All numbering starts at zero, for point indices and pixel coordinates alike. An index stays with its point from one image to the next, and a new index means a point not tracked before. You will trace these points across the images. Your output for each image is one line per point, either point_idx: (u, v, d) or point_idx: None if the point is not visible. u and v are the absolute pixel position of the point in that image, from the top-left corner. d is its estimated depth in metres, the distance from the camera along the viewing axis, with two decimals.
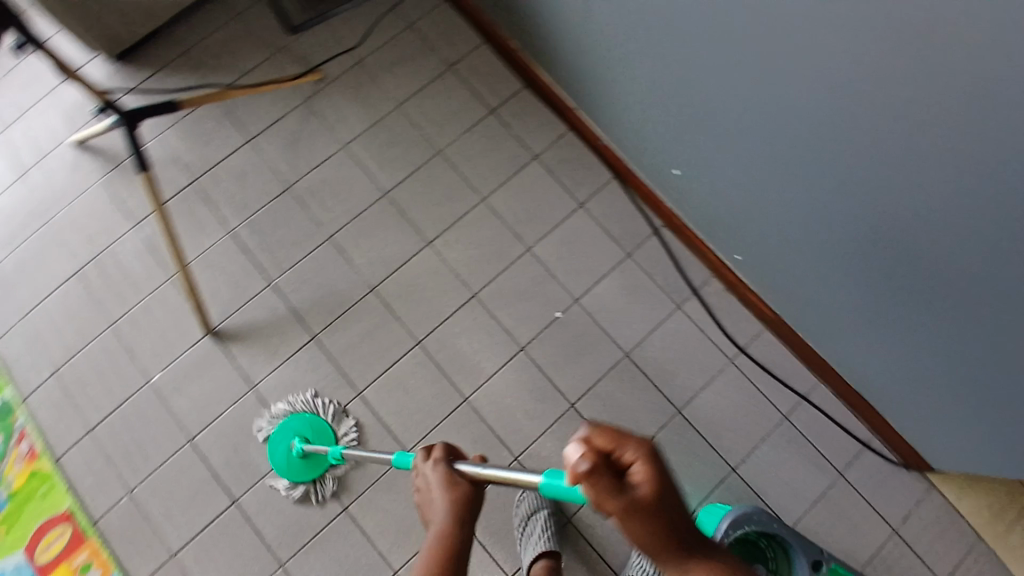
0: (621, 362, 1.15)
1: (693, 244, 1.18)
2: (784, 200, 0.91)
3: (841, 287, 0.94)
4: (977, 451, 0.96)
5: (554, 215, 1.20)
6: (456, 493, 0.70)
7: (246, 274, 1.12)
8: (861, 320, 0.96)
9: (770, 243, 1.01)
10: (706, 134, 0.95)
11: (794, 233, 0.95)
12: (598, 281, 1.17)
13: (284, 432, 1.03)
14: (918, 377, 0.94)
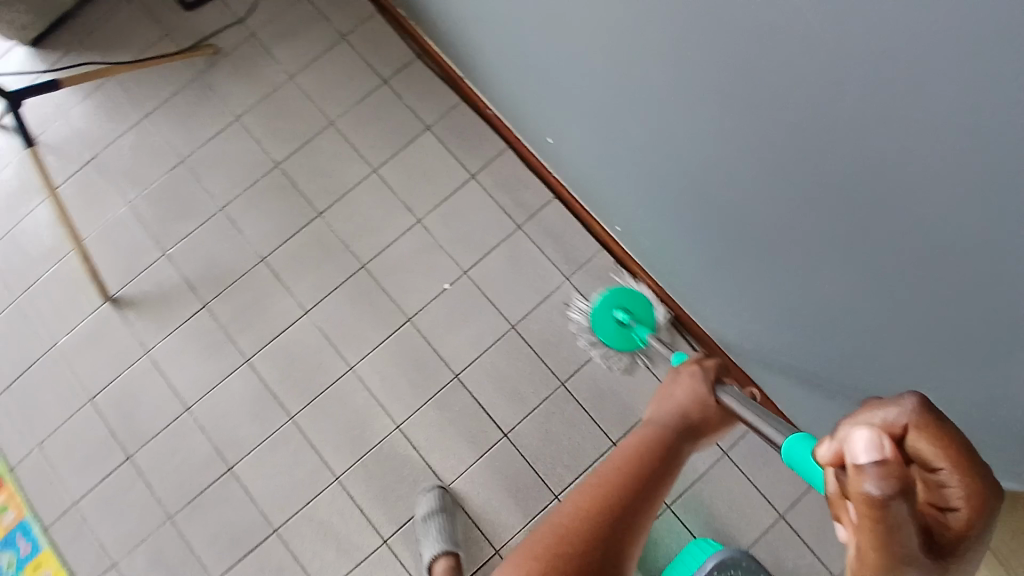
0: (507, 333, 1.14)
1: (582, 216, 1.16)
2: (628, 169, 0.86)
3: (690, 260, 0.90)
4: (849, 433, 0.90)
5: (444, 185, 1.18)
6: (697, 405, 0.77)
7: (143, 246, 1.18)
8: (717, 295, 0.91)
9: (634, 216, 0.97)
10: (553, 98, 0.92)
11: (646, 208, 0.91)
12: (486, 253, 1.16)
13: (624, 295, 1.10)
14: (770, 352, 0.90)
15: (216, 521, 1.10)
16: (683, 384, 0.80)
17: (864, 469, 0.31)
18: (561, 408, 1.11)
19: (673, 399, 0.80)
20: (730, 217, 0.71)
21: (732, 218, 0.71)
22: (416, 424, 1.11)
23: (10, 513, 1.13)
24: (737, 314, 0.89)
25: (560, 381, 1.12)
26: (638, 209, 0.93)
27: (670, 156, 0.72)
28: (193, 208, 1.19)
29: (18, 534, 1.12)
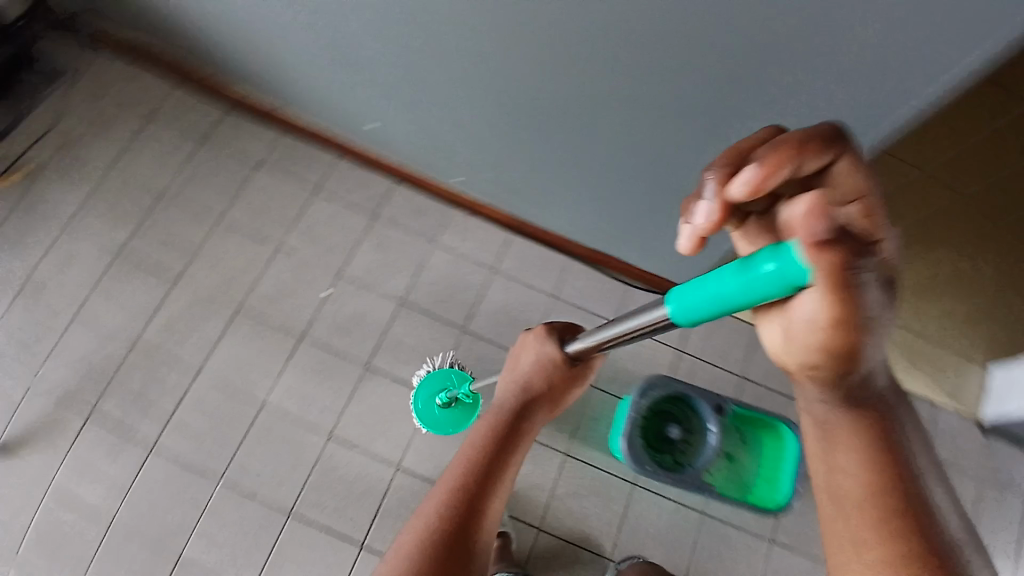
0: (399, 310, 1.22)
1: (427, 187, 1.28)
2: (431, 108, 1.03)
3: (510, 162, 1.09)
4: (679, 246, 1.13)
5: (295, 207, 1.25)
6: (541, 368, 0.85)
7: (9, 381, 1.14)
8: (543, 179, 1.11)
9: (458, 154, 1.14)
10: (348, 77, 1.05)
11: (459, 139, 1.09)
12: (354, 250, 1.24)
13: (431, 384, 1.10)
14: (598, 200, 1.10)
15: None
16: (527, 362, 0.86)
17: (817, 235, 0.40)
18: (471, 348, 1.22)
19: (519, 373, 0.87)
20: (509, 98, 0.91)
21: (510, 96, 0.90)
22: (347, 425, 1.14)
23: None
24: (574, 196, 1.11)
25: (462, 327, 1.23)
26: (458, 148, 1.12)
27: (450, 64, 0.90)
28: (50, 323, 1.17)
29: None
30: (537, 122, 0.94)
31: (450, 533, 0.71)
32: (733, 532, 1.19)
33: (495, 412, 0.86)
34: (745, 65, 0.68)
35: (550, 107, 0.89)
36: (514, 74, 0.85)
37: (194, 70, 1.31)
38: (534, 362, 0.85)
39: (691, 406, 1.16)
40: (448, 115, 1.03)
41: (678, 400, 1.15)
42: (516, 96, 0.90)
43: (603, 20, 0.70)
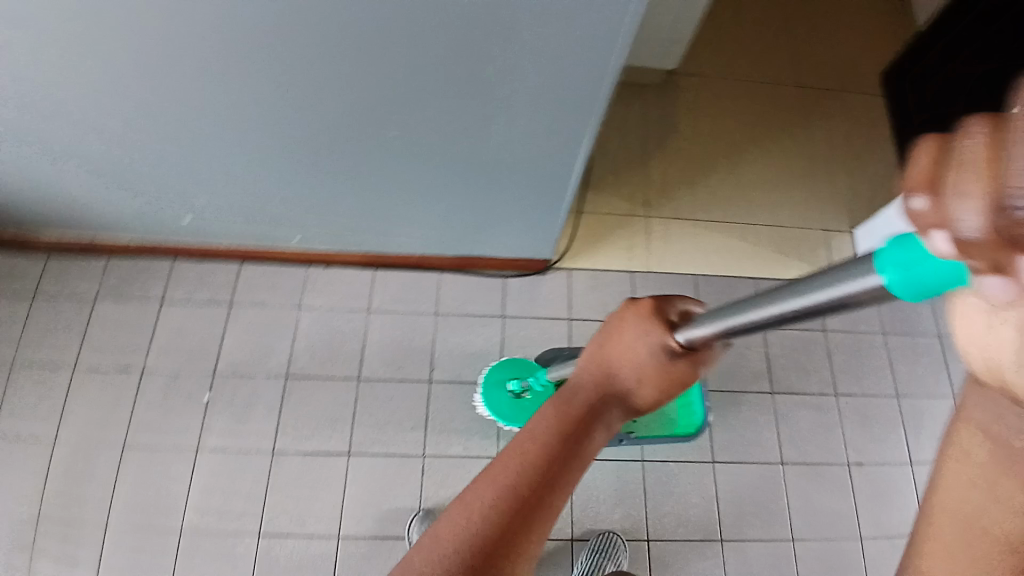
0: (288, 383, 1.19)
1: (270, 257, 1.26)
2: (239, 177, 1.05)
3: (336, 203, 1.12)
4: (522, 224, 1.19)
5: (146, 325, 1.24)
6: (643, 357, 0.53)
7: None
8: (374, 208, 1.13)
9: (286, 215, 1.15)
10: (149, 179, 1.06)
11: (280, 199, 1.11)
12: (223, 342, 1.22)
13: (511, 366, 1.18)
14: (430, 211, 1.14)
15: None
16: (632, 341, 0.52)
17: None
18: (374, 396, 1.20)
19: (606, 356, 0.55)
20: (301, 143, 0.95)
21: (300, 138, 0.95)
22: (275, 513, 1.12)
23: None
24: (412, 215, 1.16)
25: (356, 377, 1.21)
26: (284, 208, 1.13)
27: (230, 127, 0.92)
28: None
29: None
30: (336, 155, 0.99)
31: (472, 566, 0.44)
32: (672, 464, 1.24)
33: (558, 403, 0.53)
34: (465, 42, 0.75)
35: (338, 133, 0.93)
36: (300, 115, 0.90)
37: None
38: (633, 350, 0.54)
39: None
40: (258, 178, 1.05)
41: None
42: (311, 139, 0.95)
43: (335, 41, 0.76)
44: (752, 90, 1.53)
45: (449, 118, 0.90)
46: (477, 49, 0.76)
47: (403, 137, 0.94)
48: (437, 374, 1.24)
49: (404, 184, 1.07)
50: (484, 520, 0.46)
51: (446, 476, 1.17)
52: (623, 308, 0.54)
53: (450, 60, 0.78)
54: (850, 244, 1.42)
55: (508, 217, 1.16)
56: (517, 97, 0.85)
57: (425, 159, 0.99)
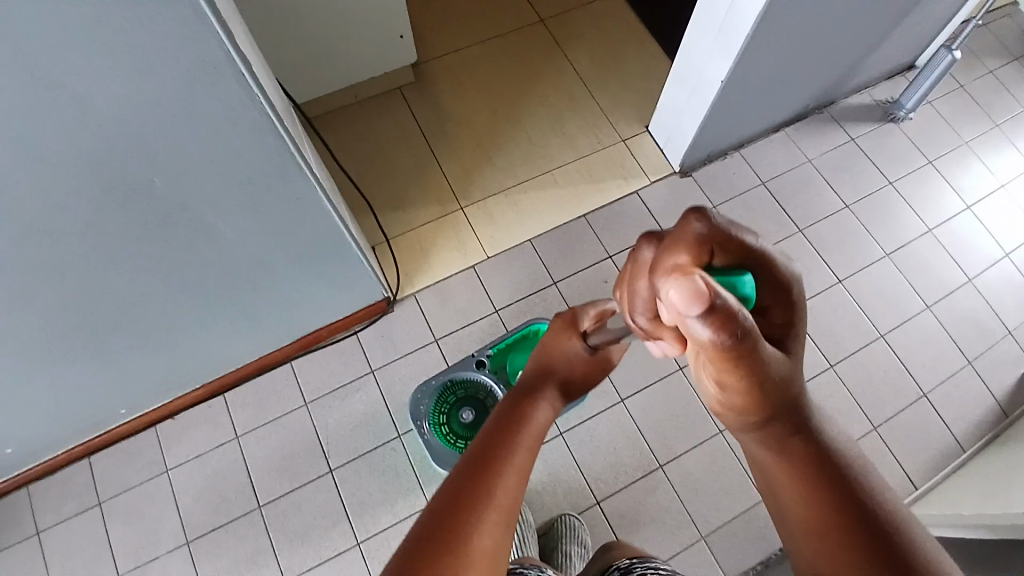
0: (193, 546, 1.14)
1: (117, 436, 1.20)
2: (16, 393, 0.95)
3: (136, 360, 1.04)
4: (334, 286, 1.14)
5: (20, 569, 1.13)
6: (568, 351, 0.78)
7: None
8: (178, 347, 1.06)
9: (98, 394, 1.07)
10: None
11: (78, 386, 1.02)
12: (111, 542, 1.15)
13: (525, 335, 1.20)
14: (234, 320, 1.07)
15: None
16: (556, 339, 0.80)
17: (689, 317, 0.38)
18: (282, 511, 1.16)
19: (543, 359, 0.78)
20: (46, 333, 0.86)
21: (42, 331, 0.86)
22: None
23: None
24: (222, 332, 1.09)
25: (257, 505, 1.17)
26: (90, 390, 1.05)
27: None
28: None
29: None
30: (94, 325, 0.91)
31: (469, 475, 0.53)
32: (588, 422, 1.25)
33: (513, 393, 0.70)
34: (122, 180, 0.68)
35: (78, 307, 0.85)
36: (21, 320, 0.81)
37: None
38: (563, 348, 0.78)
39: (471, 381, 1.18)
40: (36, 383, 0.96)
41: (457, 387, 1.18)
42: (57, 330, 0.87)
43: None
44: (504, 44, 1.53)
45: (176, 247, 0.83)
46: (137, 185, 0.70)
47: (146, 282, 0.88)
48: (335, 461, 1.20)
49: (193, 313, 1.00)
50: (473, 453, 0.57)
51: (386, 549, 1.15)
52: (551, 329, 0.81)
53: (124, 205, 0.72)
54: (649, 142, 1.46)
55: (315, 287, 1.11)
56: (225, 199, 0.79)
57: (183, 283, 0.92)
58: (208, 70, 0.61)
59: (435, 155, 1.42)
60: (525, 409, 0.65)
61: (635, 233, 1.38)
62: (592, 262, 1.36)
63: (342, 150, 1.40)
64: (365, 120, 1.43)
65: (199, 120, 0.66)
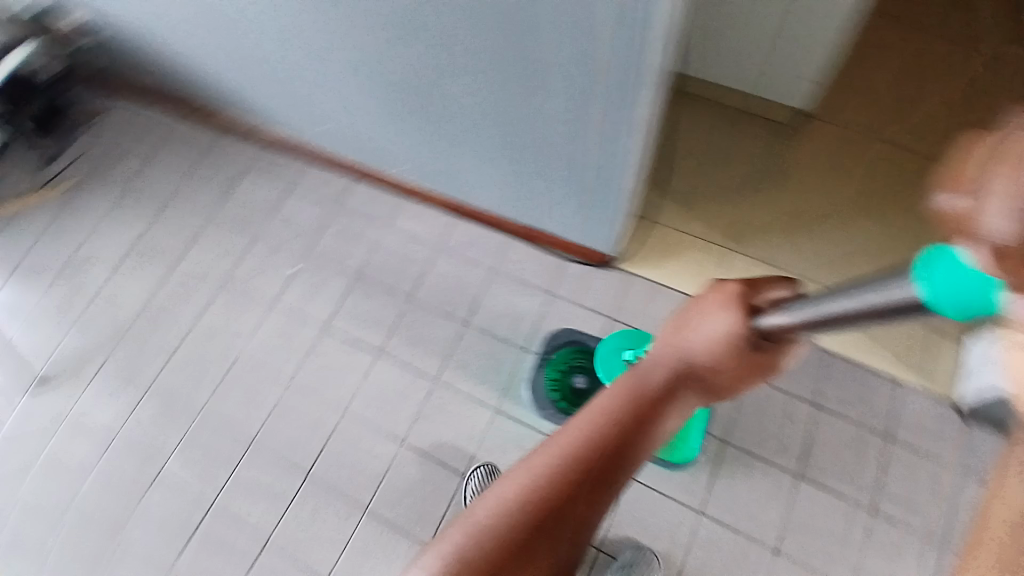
0: (354, 284, 1.40)
1: (379, 181, 1.47)
2: (360, 106, 1.21)
3: (433, 149, 1.26)
4: (587, 212, 1.23)
5: (270, 203, 1.48)
6: (716, 338, 0.61)
7: (41, 344, 1.36)
8: (461, 163, 1.26)
9: (396, 148, 1.31)
10: (300, 93, 1.25)
11: (391, 134, 1.27)
12: (319, 235, 1.44)
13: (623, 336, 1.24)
14: (509, 176, 1.23)
15: (159, 531, 1.21)
16: (707, 317, 0.62)
17: None
18: (415, 316, 1.36)
19: (684, 351, 0.64)
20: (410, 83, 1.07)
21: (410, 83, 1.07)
22: (305, 377, 1.32)
23: None
24: (494, 176, 1.26)
25: (407, 298, 1.38)
26: (394, 141, 1.29)
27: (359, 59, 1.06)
28: (76, 300, 1.39)
29: None
30: (437, 108, 1.11)
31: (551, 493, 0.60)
32: (654, 491, 1.20)
33: (637, 390, 0.64)
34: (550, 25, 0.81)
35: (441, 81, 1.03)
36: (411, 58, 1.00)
37: (186, 99, 1.50)
38: (702, 337, 0.62)
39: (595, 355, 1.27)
40: (376, 112, 1.21)
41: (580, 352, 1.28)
42: (421, 86, 1.07)
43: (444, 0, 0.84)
44: (903, 159, 1.40)
45: (530, 97, 0.97)
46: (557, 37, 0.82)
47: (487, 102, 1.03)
48: (471, 320, 1.35)
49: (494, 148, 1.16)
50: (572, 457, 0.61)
51: (444, 403, 1.30)
52: (704, 296, 0.63)
53: (532, 35, 0.84)
54: (948, 354, 1.25)
55: (576, 203, 1.21)
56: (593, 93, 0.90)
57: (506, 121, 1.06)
58: None
59: (752, 191, 1.38)
60: (639, 424, 0.64)
61: (852, 408, 1.23)
62: (789, 390, 1.25)
63: (684, 131, 1.44)
64: (726, 123, 1.44)
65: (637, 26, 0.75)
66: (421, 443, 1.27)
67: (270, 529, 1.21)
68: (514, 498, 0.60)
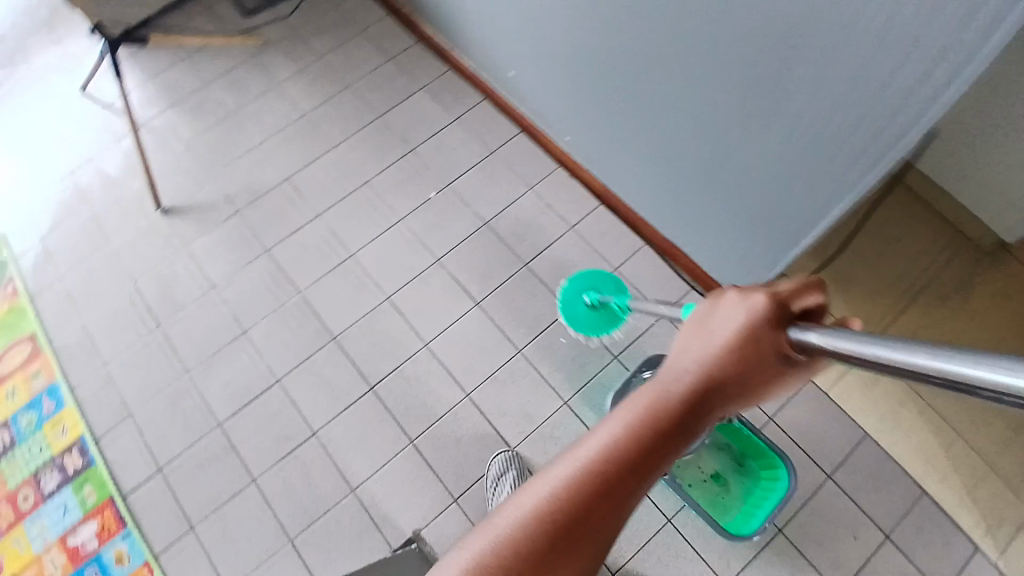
0: (482, 229, 1.41)
1: (542, 143, 1.48)
2: (568, 70, 1.23)
3: (616, 133, 1.25)
4: (741, 253, 1.18)
5: (434, 125, 1.51)
6: (758, 356, 0.49)
7: (190, 169, 1.44)
8: (636, 158, 1.25)
9: (580, 117, 1.32)
10: (515, 34, 1.29)
11: (583, 102, 1.27)
12: (466, 171, 1.47)
13: (587, 280, 1.30)
14: (679, 186, 1.19)
15: (226, 379, 1.26)
16: (738, 328, 0.49)
17: None
18: (525, 283, 1.35)
19: (700, 356, 0.50)
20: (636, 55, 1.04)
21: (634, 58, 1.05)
22: (404, 297, 1.34)
23: (40, 378, 1.26)
24: (662, 180, 1.23)
25: (524, 262, 1.37)
26: (581, 109, 1.29)
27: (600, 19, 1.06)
28: (235, 143, 1.47)
29: (43, 395, 1.24)
30: (647, 100, 1.10)
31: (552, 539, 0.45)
32: (691, 549, 1.12)
33: (662, 391, 0.49)
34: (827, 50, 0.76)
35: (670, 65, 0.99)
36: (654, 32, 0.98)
37: (406, 8, 1.61)
38: (727, 344, 0.49)
39: None
40: (581, 78, 1.21)
41: None
42: (641, 67, 1.05)
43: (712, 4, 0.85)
44: None
45: (748, 121, 0.94)
46: (813, 75, 0.80)
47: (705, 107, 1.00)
48: (576, 308, 1.32)
49: (675, 158, 1.14)
50: (593, 464, 0.46)
51: (522, 373, 1.28)
52: (732, 302, 0.50)
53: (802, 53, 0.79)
54: None
55: (733, 239, 1.17)
56: (816, 143, 0.87)
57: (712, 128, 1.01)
58: (980, 71, 0.65)
59: (915, 299, 1.27)
60: (676, 433, 0.48)
61: (929, 557, 1.14)
62: (865, 508, 1.18)
63: (869, 211, 1.32)
64: (916, 217, 1.31)
65: (911, 93, 0.71)
66: (485, 404, 1.26)
67: (321, 421, 1.23)
68: (511, 544, 0.45)
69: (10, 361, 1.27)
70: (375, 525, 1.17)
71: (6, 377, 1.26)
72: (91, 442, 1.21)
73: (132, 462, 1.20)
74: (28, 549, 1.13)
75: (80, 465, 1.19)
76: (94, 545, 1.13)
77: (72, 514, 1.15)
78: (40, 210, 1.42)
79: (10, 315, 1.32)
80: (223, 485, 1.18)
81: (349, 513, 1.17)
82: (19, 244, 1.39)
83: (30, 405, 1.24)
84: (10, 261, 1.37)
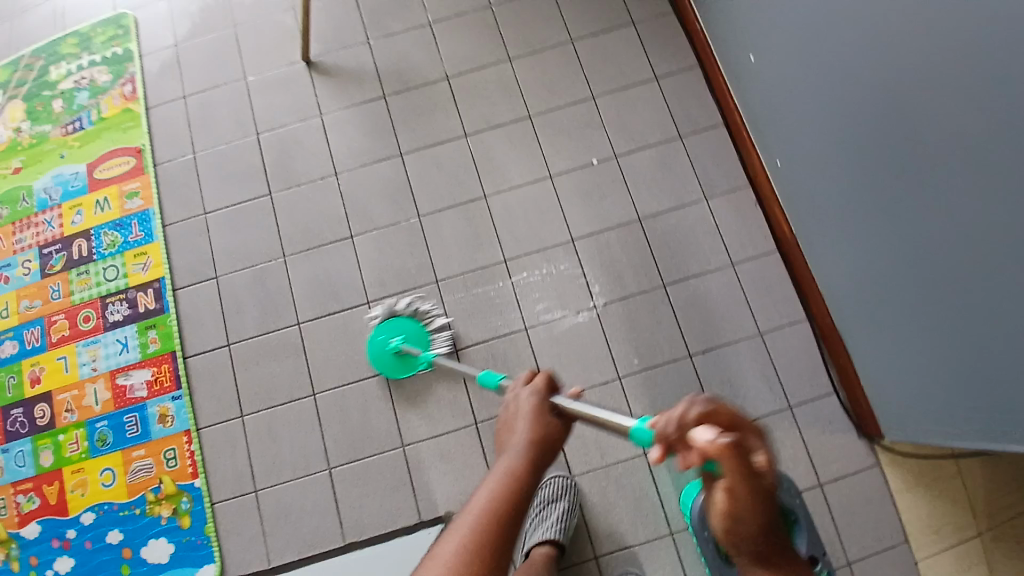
0: (633, 224, 1.20)
1: (744, 148, 1.21)
2: (818, 90, 0.93)
3: (838, 195, 0.97)
4: (913, 401, 0.94)
5: (630, 77, 1.25)
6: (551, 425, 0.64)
7: (351, 27, 1.27)
8: (848, 233, 0.97)
9: (801, 147, 1.03)
10: (776, 11, 0.98)
11: (816, 135, 0.98)
12: (642, 148, 1.23)
13: (395, 325, 1.14)
14: (883, 298, 0.93)
15: (315, 278, 1.17)
16: (527, 407, 0.65)
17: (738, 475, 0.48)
18: (654, 305, 1.16)
19: (514, 433, 0.63)
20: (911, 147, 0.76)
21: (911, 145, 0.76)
22: (522, 266, 1.18)
23: (135, 201, 1.19)
24: (862, 279, 0.97)
25: (664, 283, 1.17)
26: (809, 138, 1.00)
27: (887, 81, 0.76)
28: (406, 15, 1.28)
29: (134, 221, 1.19)
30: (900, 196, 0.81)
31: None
32: None
33: (502, 463, 0.59)
34: None
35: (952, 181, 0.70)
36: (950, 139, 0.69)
37: None
38: (527, 417, 0.64)
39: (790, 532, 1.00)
40: (829, 114, 0.92)
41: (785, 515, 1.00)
42: (916, 160, 0.76)
43: None
44: None
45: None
46: None
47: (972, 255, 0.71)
48: (698, 357, 1.14)
49: (899, 270, 0.87)
50: (483, 518, 0.53)
51: (611, 400, 1.13)
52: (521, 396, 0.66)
53: None
54: None
55: (913, 386, 0.92)
56: None
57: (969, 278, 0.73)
58: None
59: None
60: (531, 485, 0.57)
61: None
62: None
63: None
64: None
65: None
66: None
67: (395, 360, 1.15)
68: None
69: (112, 170, 1.20)
70: (410, 486, 1.10)
71: (101, 184, 1.20)
72: (168, 288, 1.16)
73: (203, 322, 1.16)
74: (76, 370, 1.14)
75: (150, 309, 1.16)
76: (142, 393, 1.13)
77: (130, 354, 1.14)
78: (183, 12, 1.28)
79: (120, 117, 1.23)
80: (282, 384, 1.14)
81: (392, 463, 1.11)
82: (150, 42, 1.26)
83: (117, 227, 1.18)
84: (135, 58, 1.25)
